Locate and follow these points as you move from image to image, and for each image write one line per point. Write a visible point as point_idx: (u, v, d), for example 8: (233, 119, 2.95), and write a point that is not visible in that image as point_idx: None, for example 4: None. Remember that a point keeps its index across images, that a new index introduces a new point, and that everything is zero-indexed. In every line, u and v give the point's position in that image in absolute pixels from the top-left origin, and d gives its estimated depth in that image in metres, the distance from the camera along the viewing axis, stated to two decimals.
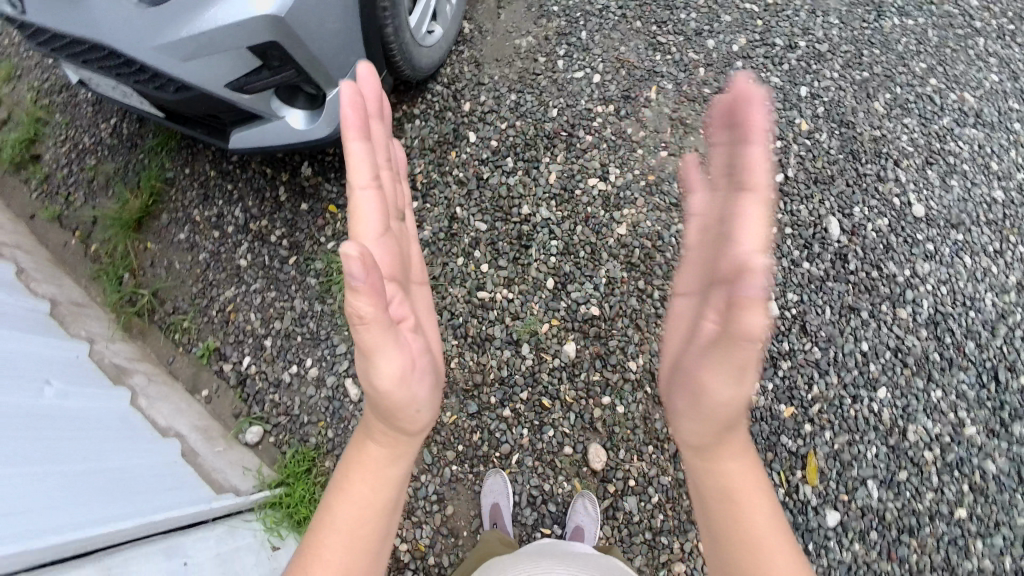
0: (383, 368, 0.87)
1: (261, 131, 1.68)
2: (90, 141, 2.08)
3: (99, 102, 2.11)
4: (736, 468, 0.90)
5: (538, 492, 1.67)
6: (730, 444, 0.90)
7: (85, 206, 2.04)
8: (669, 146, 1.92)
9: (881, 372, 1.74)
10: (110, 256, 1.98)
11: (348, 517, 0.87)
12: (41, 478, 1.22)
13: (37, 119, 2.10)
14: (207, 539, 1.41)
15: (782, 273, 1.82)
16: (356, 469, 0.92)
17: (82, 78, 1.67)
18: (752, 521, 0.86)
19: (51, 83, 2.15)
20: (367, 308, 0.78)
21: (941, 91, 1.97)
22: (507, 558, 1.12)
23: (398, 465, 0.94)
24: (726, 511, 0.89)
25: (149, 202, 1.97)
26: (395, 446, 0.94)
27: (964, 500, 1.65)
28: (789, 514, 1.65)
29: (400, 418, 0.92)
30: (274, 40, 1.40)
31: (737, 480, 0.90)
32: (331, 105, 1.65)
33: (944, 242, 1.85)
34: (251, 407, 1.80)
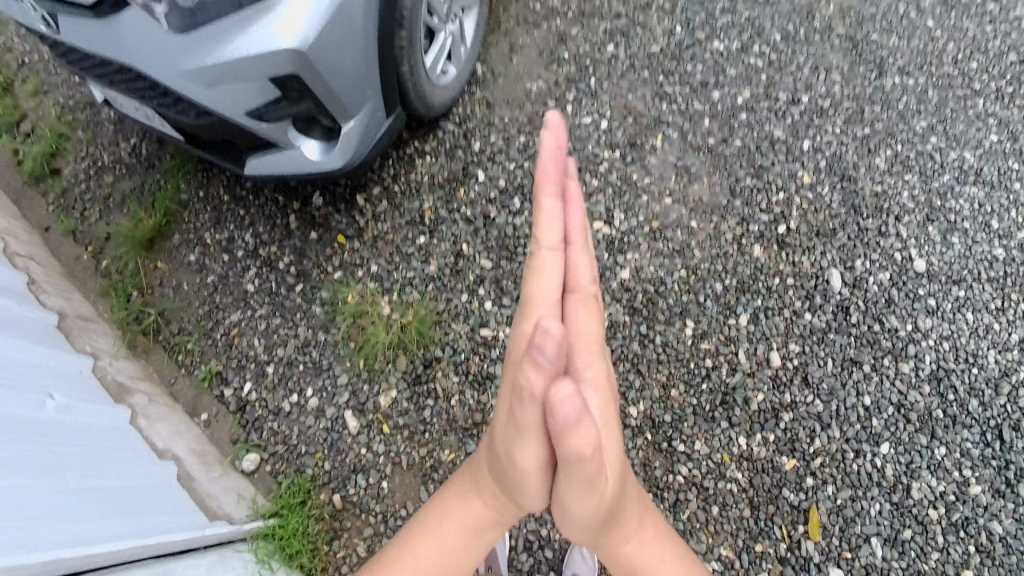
0: (524, 450, 0.94)
1: (276, 158, 1.73)
2: (110, 160, 2.13)
3: (121, 122, 2.17)
4: (635, 546, 1.11)
5: (535, 536, 1.62)
6: (612, 536, 1.09)
7: (101, 222, 2.09)
8: (673, 194, 1.96)
9: (884, 426, 1.73)
10: (120, 273, 2.01)
11: (428, 554, 1.11)
12: (40, 489, 1.22)
13: (60, 134, 2.16)
14: (198, 566, 1.38)
15: (784, 321, 1.83)
16: (454, 514, 1.13)
17: (109, 97, 1.75)
18: (654, 572, 1.12)
19: (75, 101, 2.21)
20: (537, 384, 0.82)
21: (941, 150, 2.02)
22: None
23: (487, 529, 1.13)
24: (635, 574, 1.14)
25: (163, 221, 2.01)
26: (493, 510, 1.11)
27: (970, 561, 1.62)
28: (791, 570, 1.62)
29: (519, 491, 1.02)
30: (294, 73, 1.45)
31: (638, 549, 1.12)
32: (346, 136, 1.69)
33: (945, 298, 1.86)
34: (249, 434, 1.79)
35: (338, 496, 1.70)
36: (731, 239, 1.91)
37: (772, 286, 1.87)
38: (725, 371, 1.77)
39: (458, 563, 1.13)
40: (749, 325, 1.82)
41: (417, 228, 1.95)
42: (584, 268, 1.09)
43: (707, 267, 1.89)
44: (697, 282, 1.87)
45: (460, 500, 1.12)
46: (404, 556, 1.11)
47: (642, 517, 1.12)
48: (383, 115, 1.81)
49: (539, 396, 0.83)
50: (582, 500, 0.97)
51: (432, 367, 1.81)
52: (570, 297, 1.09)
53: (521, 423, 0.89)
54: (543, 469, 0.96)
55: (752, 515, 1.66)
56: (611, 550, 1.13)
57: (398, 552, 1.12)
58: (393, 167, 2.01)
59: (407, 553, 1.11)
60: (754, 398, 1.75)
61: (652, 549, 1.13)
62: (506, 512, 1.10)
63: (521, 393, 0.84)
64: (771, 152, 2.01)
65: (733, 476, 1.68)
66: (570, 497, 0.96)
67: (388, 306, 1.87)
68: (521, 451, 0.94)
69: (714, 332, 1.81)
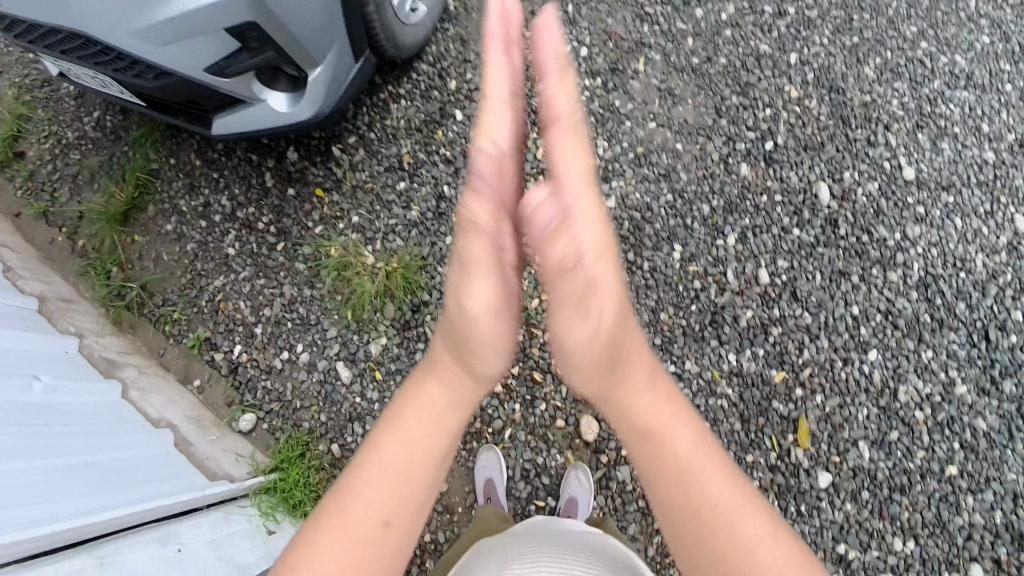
0: (477, 293, 0.85)
1: (243, 115, 1.65)
2: (74, 136, 2.02)
3: (81, 95, 2.05)
4: (647, 401, 0.83)
5: (531, 465, 1.66)
6: (622, 379, 0.84)
7: (72, 202, 1.99)
8: (658, 117, 1.88)
9: (872, 335, 1.74)
10: (98, 251, 1.94)
11: (391, 449, 0.78)
12: (19, 472, 1.14)
13: (19, 115, 2.02)
14: (199, 527, 1.35)
15: (772, 239, 1.80)
16: (411, 410, 0.82)
17: (64, 70, 1.62)
18: (676, 455, 0.79)
19: (32, 79, 2.06)
20: (484, 211, 0.87)
21: (932, 55, 1.93)
22: (497, 538, 1.06)
23: (455, 411, 0.83)
24: (659, 472, 0.79)
25: (136, 194, 1.93)
26: (456, 390, 0.84)
27: (954, 458, 1.67)
28: (781, 477, 1.66)
29: (474, 347, 0.85)
30: (254, 21, 1.36)
31: (670, 439, 0.80)
32: (314, 86, 1.61)
33: (934, 204, 1.84)
34: (243, 396, 1.79)
35: (336, 445, 1.72)
36: (716, 159, 1.86)
37: (760, 204, 1.83)
38: (713, 292, 1.76)
39: (433, 458, 0.79)
40: (737, 247, 1.80)
41: (395, 174, 1.88)
42: (565, 96, 0.92)
43: (694, 190, 1.84)
44: (684, 206, 1.83)
45: (415, 389, 0.84)
46: (356, 494, 0.75)
47: (654, 373, 0.86)
48: (352, 60, 1.71)
49: (493, 227, 0.88)
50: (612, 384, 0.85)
51: (421, 312, 1.79)
52: (557, 132, 0.91)
53: (467, 259, 0.87)
54: (496, 309, 0.87)
55: (743, 428, 1.69)
56: (614, 413, 0.85)
57: (359, 459, 0.78)
58: (367, 114, 1.91)
59: (353, 495, 0.75)
60: (743, 316, 1.75)
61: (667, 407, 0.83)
62: (462, 393, 0.84)
63: (470, 227, 0.87)
64: (758, 67, 1.92)
65: (723, 393, 1.70)
66: (565, 323, 0.88)
67: (372, 256, 1.83)
68: (567, 322, 0.88)
69: (702, 254, 1.79)
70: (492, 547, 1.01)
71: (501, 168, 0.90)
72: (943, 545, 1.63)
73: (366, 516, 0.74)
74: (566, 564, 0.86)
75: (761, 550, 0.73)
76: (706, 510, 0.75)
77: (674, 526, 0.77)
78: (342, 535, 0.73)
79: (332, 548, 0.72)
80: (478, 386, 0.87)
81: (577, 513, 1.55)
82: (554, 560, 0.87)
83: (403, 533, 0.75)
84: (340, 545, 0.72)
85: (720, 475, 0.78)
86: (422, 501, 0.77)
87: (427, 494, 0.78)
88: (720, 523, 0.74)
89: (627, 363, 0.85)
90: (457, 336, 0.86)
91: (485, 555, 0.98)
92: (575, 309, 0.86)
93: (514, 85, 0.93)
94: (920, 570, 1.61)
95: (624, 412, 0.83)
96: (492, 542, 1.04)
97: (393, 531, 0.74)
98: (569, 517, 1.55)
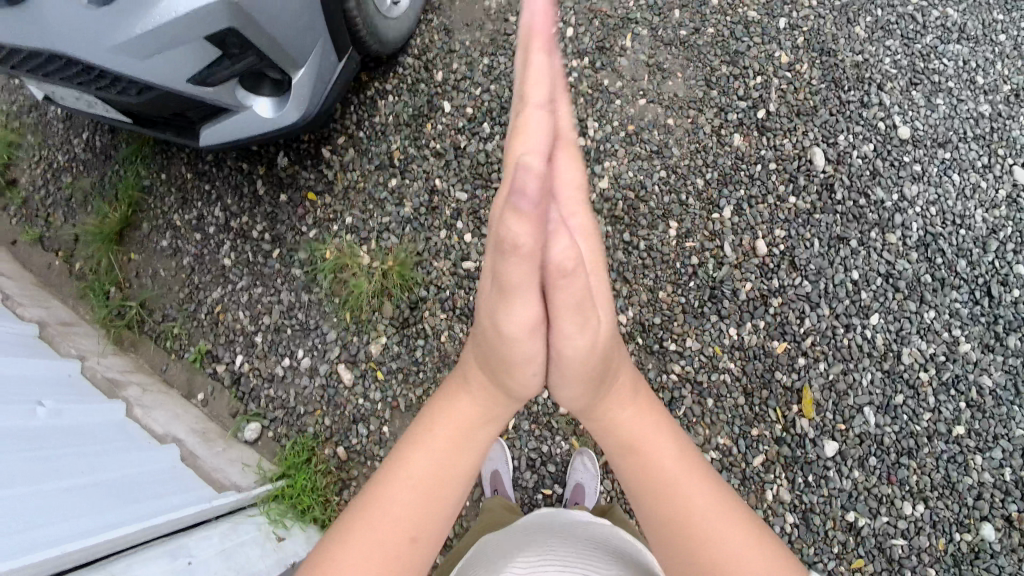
0: (517, 314, 0.78)
1: (230, 124, 1.64)
2: (65, 159, 2.01)
3: (69, 118, 2.03)
4: (631, 414, 0.85)
5: (536, 453, 1.66)
6: (610, 394, 0.86)
7: (66, 225, 1.99)
8: (647, 94, 1.85)
9: (873, 298, 1.72)
10: (94, 272, 1.94)
11: (426, 461, 0.78)
12: (26, 495, 1.14)
13: (9, 142, 2.02)
14: (210, 539, 1.35)
15: (768, 208, 1.78)
16: (444, 418, 0.83)
17: (49, 92, 1.61)
18: (658, 465, 0.80)
19: (19, 106, 2.05)
20: (528, 235, 0.72)
21: (924, 9, 1.88)
22: (503, 533, 1.04)
23: (486, 428, 0.83)
24: (636, 472, 0.81)
25: (129, 213, 1.93)
26: (485, 409, 0.84)
27: (961, 417, 1.66)
28: (787, 448, 1.66)
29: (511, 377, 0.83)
30: (231, 27, 1.34)
31: (686, 484, 0.78)
32: (297, 88, 1.59)
33: (931, 162, 1.81)
34: (247, 405, 1.79)
35: (342, 448, 1.72)
36: (708, 132, 1.83)
37: (754, 174, 1.80)
38: (711, 266, 1.75)
39: (461, 475, 0.79)
40: (733, 218, 1.78)
41: (386, 172, 1.86)
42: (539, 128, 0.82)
43: (687, 164, 1.81)
44: (677, 180, 1.80)
45: (447, 405, 0.84)
46: (387, 504, 0.75)
47: (636, 384, 0.89)
48: (335, 60, 1.68)
49: (535, 247, 0.73)
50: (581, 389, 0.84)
51: (419, 308, 1.77)
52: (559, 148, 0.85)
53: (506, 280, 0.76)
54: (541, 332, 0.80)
55: (747, 402, 1.68)
56: (602, 428, 0.86)
57: (387, 467, 0.78)
58: (354, 114, 1.90)
59: (382, 498, 0.75)
60: (742, 288, 1.73)
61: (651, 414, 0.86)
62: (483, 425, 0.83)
63: (509, 250, 0.73)
64: (746, 35, 1.88)
65: (726, 367, 1.69)
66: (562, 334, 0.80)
67: (367, 256, 1.82)
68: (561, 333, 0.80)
69: (698, 229, 1.77)
70: (500, 540, 1.01)
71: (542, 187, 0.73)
72: (953, 507, 1.62)
73: (397, 524, 0.74)
74: (566, 562, 0.86)
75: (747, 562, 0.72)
76: (689, 508, 0.76)
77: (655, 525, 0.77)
78: (372, 543, 0.72)
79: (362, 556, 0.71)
80: (509, 405, 0.85)
81: (584, 499, 1.55)
82: (553, 558, 0.87)
83: (430, 545, 0.75)
84: (365, 552, 0.72)
85: (703, 480, 0.79)
86: (451, 509, 0.78)
87: (453, 509, 0.78)
88: (703, 524, 0.74)
89: (616, 373, 0.86)
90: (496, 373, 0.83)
91: (492, 549, 0.99)
92: (576, 316, 0.79)
93: (553, 90, 0.86)
94: (931, 532, 1.61)
95: (607, 425, 0.86)
96: (502, 533, 1.05)
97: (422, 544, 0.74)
98: (577, 503, 1.55)
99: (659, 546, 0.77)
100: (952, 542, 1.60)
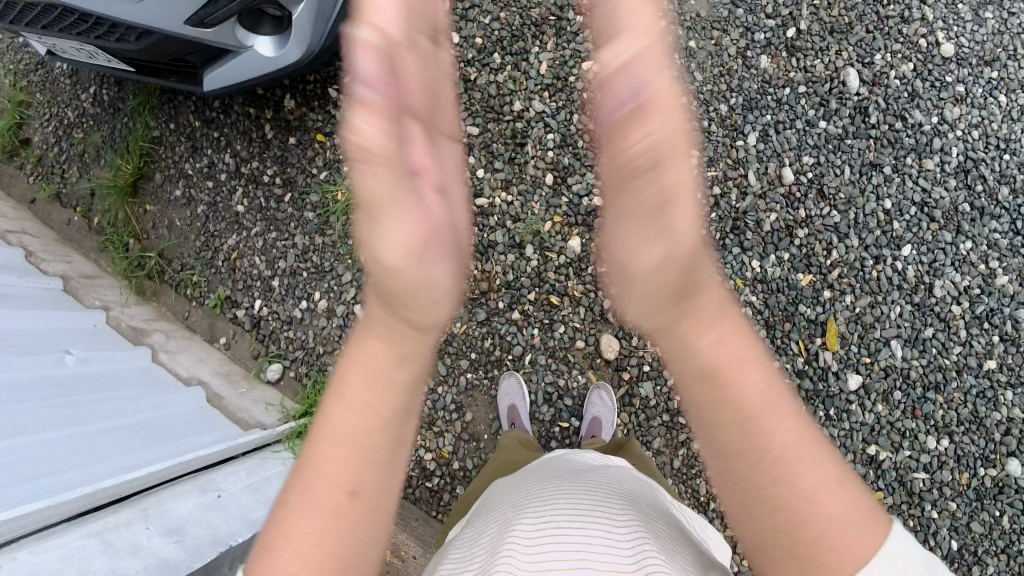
0: (392, 232, 0.75)
1: (232, 66, 1.59)
2: (74, 115, 1.96)
3: (75, 73, 1.98)
4: (714, 337, 0.69)
5: (553, 389, 1.67)
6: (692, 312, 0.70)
7: (81, 180, 1.97)
8: (667, 14, 1.72)
9: (906, 229, 1.65)
10: (113, 225, 1.93)
11: (343, 416, 0.68)
12: (57, 439, 1.18)
13: (19, 101, 1.98)
14: (238, 473, 1.40)
15: (797, 134, 1.68)
16: (356, 372, 0.71)
17: (51, 46, 1.59)
18: (739, 394, 0.66)
19: (26, 63, 2.01)
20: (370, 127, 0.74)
21: None
22: (512, 478, 1.05)
23: (404, 367, 0.72)
24: (711, 396, 0.67)
25: (141, 163, 1.90)
26: (398, 346, 0.73)
27: (993, 352, 1.62)
28: (809, 382, 1.63)
29: (413, 303, 0.75)
30: None
31: (768, 422, 0.65)
32: (299, 24, 1.51)
33: (976, 82, 1.67)
34: (268, 347, 1.81)
35: None
36: (734, 54, 1.70)
37: (782, 98, 1.69)
38: (734, 198, 1.68)
39: (387, 421, 0.69)
40: (758, 145, 1.68)
41: None
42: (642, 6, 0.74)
43: (709, 89, 1.71)
44: (699, 108, 1.70)
45: (356, 350, 0.73)
46: (320, 470, 0.67)
47: (724, 304, 0.72)
48: None
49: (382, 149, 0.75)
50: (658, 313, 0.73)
51: None
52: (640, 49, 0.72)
53: (368, 197, 0.76)
54: (418, 255, 0.76)
55: (769, 335, 1.65)
56: (686, 341, 0.70)
57: (313, 433, 0.69)
58: None
59: (314, 465, 0.67)
60: (766, 220, 1.67)
61: (745, 338, 0.70)
62: (389, 377, 0.71)
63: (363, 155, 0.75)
64: None
65: (747, 301, 1.65)
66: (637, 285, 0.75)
67: None
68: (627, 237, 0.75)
69: (721, 158, 1.69)
70: (508, 489, 0.99)
71: (387, 80, 0.76)
72: (979, 442, 1.60)
73: (328, 489, 0.66)
74: (590, 505, 0.82)
75: (830, 500, 0.63)
76: (767, 446, 0.64)
77: (728, 464, 0.66)
78: (308, 507, 0.66)
79: (302, 517, 0.65)
80: (427, 339, 0.76)
81: (601, 432, 1.57)
82: (573, 502, 0.83)
83: (377, 500, 0.68)
84: (309, 513, 0.65)
85: (789, 416, 0.66)
86: (385, 456, 0.69)
87: (387, 459, 0.69)
88: (771, 458, 0.63)
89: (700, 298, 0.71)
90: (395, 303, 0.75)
91: (503, 499, 0.95)
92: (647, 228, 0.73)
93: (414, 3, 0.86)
94: (955, 467, 1.59)
95: (684, 349, 0.70)
96: (511, 484, 1.02)
97: (363, 498, 0.67)
98: (594, 436, 1.57)
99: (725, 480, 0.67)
100: (976, 477, 1.59)
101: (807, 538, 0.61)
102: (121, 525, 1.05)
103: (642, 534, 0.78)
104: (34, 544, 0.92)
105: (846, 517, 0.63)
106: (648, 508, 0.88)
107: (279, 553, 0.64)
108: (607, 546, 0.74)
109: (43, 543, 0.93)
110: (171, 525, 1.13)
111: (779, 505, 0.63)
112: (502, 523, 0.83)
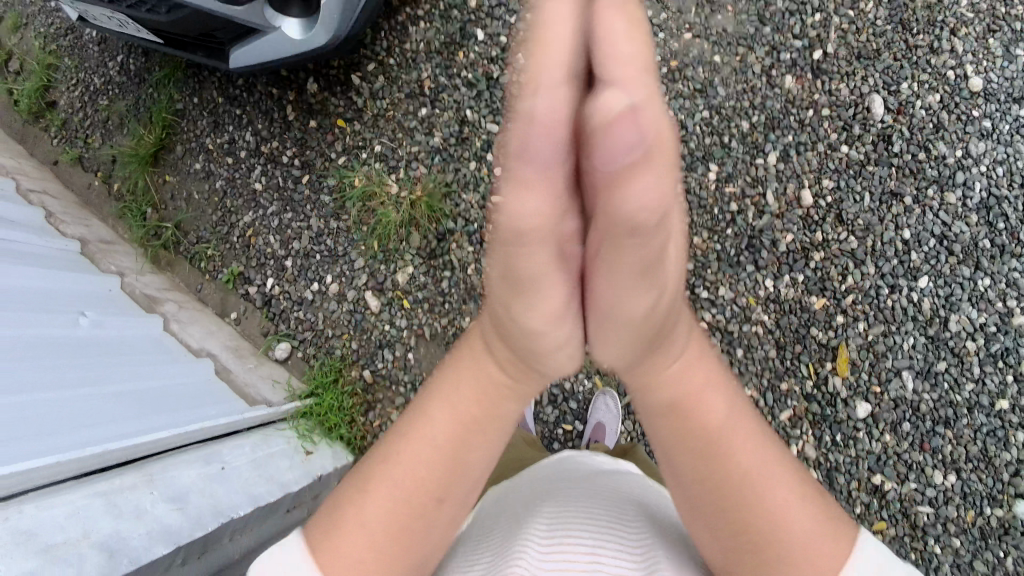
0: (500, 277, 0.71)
1: (258, 45, 1.59)
2: (101, 82, 1.97)
3: (104, 41, 1.99)
4: (683, 365, 0.71)
5: (558, 391, 1.67)
6: (662, 356, 0.70)
7: (104, 146, 1.98)
8: (694, 27, 1.72)
9: (924, 260, 1.64)
10: (132, 192, 1.94)
11: (445, 428, 0.75)
12: (68, 398, 1.18)
13: (47, 64, 1.99)
14: (243, 448, 1.41)
15: (818, 156, 1.68)
16: (468, 388, 0.75)
17: (82, 12, 1.61)
18: (706, 423, 0.71)
19: (56, 27, 2.02)
20: None
21: None
22: (525, 474, 1.06)
23: (510, 403, 0.76)
24: (678, 424, 0.72)
25: (163, 134, 1.91)
26: (508, 381, 0.75)
27: (1006, 391, 1.61)
28: (817, 406, 1.63)
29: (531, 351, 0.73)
30: None
31: (740, 457, 0.71)
32: (327, 8, 1.52)
33: (1003, 118, 1.66)
34: (278, 326, 1.82)
35: (367, 372, 1.74)
36: (758, 71, 1.70)
37: (805, 119, 1.69)
38: (751, 215, 1.67)
39: (486, 441, 0.76)
40: (778, 164, 1.68)
41: (417, 100, 1.79)
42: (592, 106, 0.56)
43: (732, 105, 1.70)
44: (721, 122, 1.70)
45: (459, 374, 0.76)
46: (404, 469, 0.74)
47: (694, 330, 0.74)
48: None
49: None
50: (625, 280, 0.65)
51: (446, 240, 1.74)
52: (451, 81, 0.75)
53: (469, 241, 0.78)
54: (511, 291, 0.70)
55: (778, 356, 1.64)
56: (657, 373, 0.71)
57: (405, 431, 0.76)
58: (386, 38, 1.81)
59: (397, 465, 0.75)
60: (783, 240, 1.66)
61: (707, 365, 0.73)
62: (493, 427, 0.76)
63: None
64: None
65: (759, 320, 1.65)
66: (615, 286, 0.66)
67: (396, 184, 1.77)
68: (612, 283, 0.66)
69: (741, 174, 1.69)
70: (524, 484, 1.00)
71: None
72: (987, 480, 1.59)
73: (416, 487, 0.74)
74: (603, 509, 0.83)
75: (797, 526, 0.71)
76: (749, 481, 0.71)
77: (692, 500, 0.74)
78: (389, 502, 0.74)
79: (376, 511, 0.74)
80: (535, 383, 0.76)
81: (604, 438, 1.57)
82: (589, 506, 0.83)
83: (453, 508, 0.77)
84: (381, 510, 0.74)
85: (751, 440, 0.73)
86: (469, 476, 0.76)
87: (468, 478, 0.76)
88: (762, 499, 0.71)
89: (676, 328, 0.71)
90: (510, 338, 0.72)
91: (513, 498, 0.95)
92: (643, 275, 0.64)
93: None
94: (961, 504, 1.58)
95: (650, 382, 0.72)
96: (525, 480, 1.02)
97: (446, 506, 0.76)
98: (597, 440, 1.57)
99: (707, 523, 0.74)
100: (982, 517, 1.58)
101: (770, 551, 0.71)
102: (128, 489, 1.06)
103: (653, 544, 0.78)
104: (42, 499, 0.92)
105: (817, 530, 0.72)
106: (657, 514, 0.88)
107: (348, 532, 0.73)
108: (621, 552, 0.75)
109: (49, 499, 0.93)
110: (175, 493, 1.13)
111: (746, 529, 0.71)
112: (516, 520, 0.84)
